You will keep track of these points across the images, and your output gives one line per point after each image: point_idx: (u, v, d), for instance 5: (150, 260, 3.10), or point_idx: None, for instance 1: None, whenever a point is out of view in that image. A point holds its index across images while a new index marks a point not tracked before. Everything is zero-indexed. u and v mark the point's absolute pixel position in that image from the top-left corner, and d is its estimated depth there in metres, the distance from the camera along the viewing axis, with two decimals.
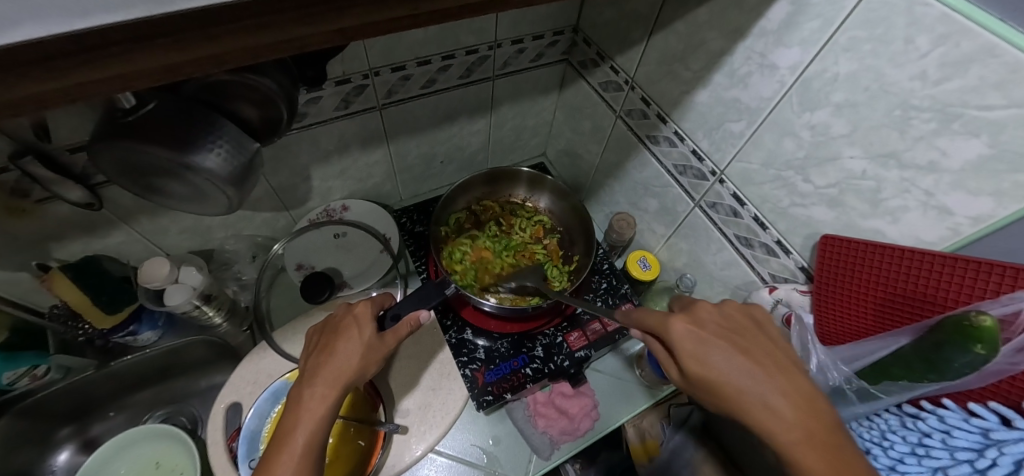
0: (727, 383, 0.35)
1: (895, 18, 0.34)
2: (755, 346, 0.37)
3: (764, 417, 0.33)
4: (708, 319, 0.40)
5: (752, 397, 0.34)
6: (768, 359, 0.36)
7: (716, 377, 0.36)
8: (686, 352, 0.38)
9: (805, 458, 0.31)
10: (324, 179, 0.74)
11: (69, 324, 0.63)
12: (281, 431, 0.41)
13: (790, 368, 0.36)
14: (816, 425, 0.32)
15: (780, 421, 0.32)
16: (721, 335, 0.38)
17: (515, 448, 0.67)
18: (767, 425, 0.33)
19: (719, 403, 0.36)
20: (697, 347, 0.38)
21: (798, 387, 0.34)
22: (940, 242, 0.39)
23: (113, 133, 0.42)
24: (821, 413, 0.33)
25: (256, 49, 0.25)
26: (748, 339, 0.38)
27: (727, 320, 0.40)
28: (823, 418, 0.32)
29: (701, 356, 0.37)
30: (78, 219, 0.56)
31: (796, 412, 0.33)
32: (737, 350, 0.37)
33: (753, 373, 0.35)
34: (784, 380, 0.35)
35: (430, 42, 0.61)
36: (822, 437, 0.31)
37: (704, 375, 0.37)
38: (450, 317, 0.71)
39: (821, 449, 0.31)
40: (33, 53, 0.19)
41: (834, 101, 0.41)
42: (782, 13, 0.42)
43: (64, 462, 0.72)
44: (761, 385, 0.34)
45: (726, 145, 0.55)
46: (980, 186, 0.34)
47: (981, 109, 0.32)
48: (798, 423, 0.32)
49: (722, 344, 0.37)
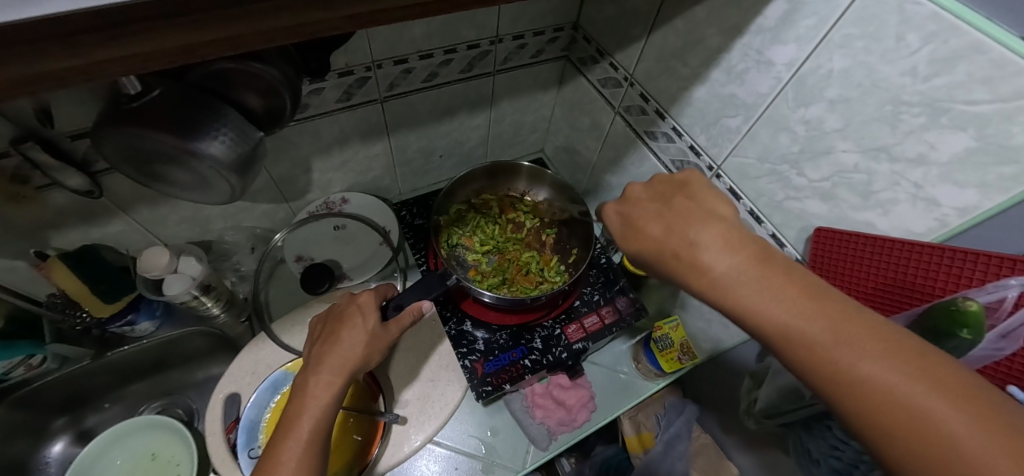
0: (655, 255, 0.34)
1: (887, 17, 0.36)
2: (680, 209, 0.34)
3: (689, 270, 0.31)
4: (637, 205, 0.37)
5: (676, 254, 0.32)
6: (688, 211, 0.34)
7: (647, 249, 0.35)
8: (623, 241, 0.38)
9: (735, 296, 0.28)
10: (324, 171, 0.74)
11: (67, 312, 0.62)
12: (288, 416, 0.42)
13: (719, 215, 0.33)
14: (745, 259, 0.29)
15: (706, 265, 0.30)
16: (648, 210, 0.36)
17: (513, 439, 0.67)
18: (692, 278, 0.31)
19: (655, 273, 0.35)
20: (629, 236, 0.37)
21: (724, 230, 0.31)
22: (928, 233, 0.40)
23: (117, 118, 0.42)
24: (750, 243, 0.30)
25: (273, 32, 0.25)
26: (678, 202, 0.35)
27: (654, 195, 0.37)
28: (757, 247, 0.29)
29: (635, 237, 0.36)
30: (77, 207, 0.55)
31: (723, 257, 0.30)
32: (664, 218, 0.35)
33: (677, 230, 0.33)
34: (710, 222, 0.32)
35: (433, 35, 0.61)
36: (752, 271, 0.28)
37: (639, 253, 0.36)
38: (450, 308, 0.71)
39: (758, 277, 0.28)
40: (58, 29, 0.20)
41: (827, 97, 0.43)
42: (779, 10, 0.44)
43: (59, 454, 0.72)
44: (684, 240, 0.32)
45: (723, 140, 0.57)
46: (967, 179, 0.35)
47: (967, 104, 0.33)
48: (725, 262, 0.29)
49: (653, 217, 0.36)
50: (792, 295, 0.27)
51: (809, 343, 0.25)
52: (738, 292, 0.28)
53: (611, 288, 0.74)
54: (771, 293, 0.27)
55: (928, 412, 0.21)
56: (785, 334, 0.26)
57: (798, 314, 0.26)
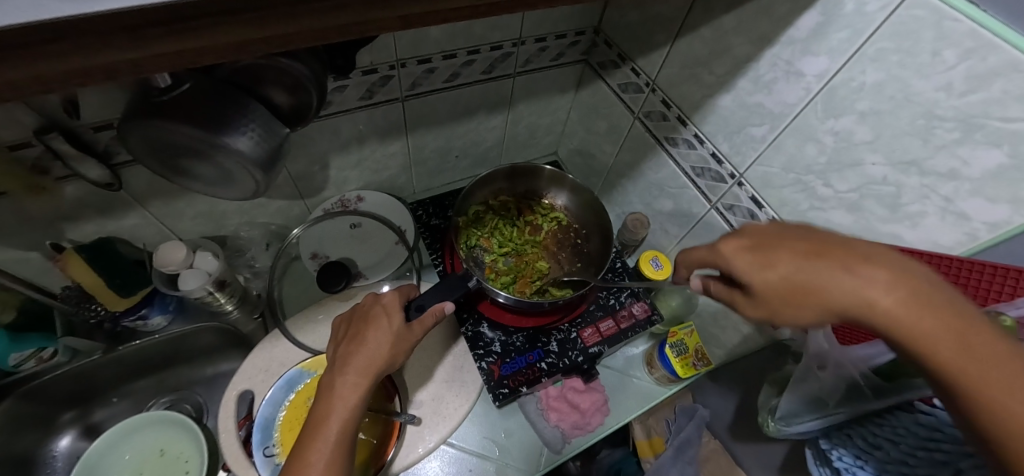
0: (806, 282, 0.30)
1: (923, 32, 0.36)
2: (826, 238, 0.32)
3: (860, 295, 0.28)
4: (771, 234, 0.33)
5: (846, 287, 0.28)
6: (841, 242, 0.31)
7: (797, 278, 0.30)
8: (756, 264, 0.32)
9: (924, 329, 0.26)
10: (342, 169, 0.74)
11: (81, 305, 0.61)
12: (315, 415, 0.42)
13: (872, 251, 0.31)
14: (928, 303, 0.26)
15: (886, 302, 0.27)
16: (790, 240, 0.32)
17: (526, 441, 0.67)
18: (864, 304, 0.28)
19: (805, 307, 0.30)
20: (765, 258, 0.32)
21: (892, 264, 0.29)
22: (957, 246, 0.41)
23: (147, 111, 0.42)
24: (928, 286, 0.27)
25: (331, 28, 0.25)
26: (829, 236, 0.31)
27: (790, 227, 0.33)
28: (943, 296, 0.27)
29: (769, 262, 0.32)
30: (96, 199, 0.55)
31: (900, 288, 0.27)
32: (816, 247, 0.31)
33: (841, 262, 0.29)
34: (879, 258, 0.29)
35: (458, 36, 0.61)
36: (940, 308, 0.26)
37: (780, 282, 0.31)
38: (466, 310, 0.70)
39: (950, 324, 0.26)
40: (126, 21, 0.19)
41: (858, 109, 0.43)
42: (811, 22, 0.44)
43: (65, 448, 0.71)
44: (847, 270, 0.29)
45: (747, 149, 0.57)
46: (998, 194, 0.36)
47: (1002, 121, 0.34)
48: (905, 301, 0.27)
49: (797, 245, 0.31)
50: (991, 353, 0.24)
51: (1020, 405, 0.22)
52: (925, 334, 0.26)
53: (627, 292, 0.74)
54: (970, 344, 0.25)
55: None
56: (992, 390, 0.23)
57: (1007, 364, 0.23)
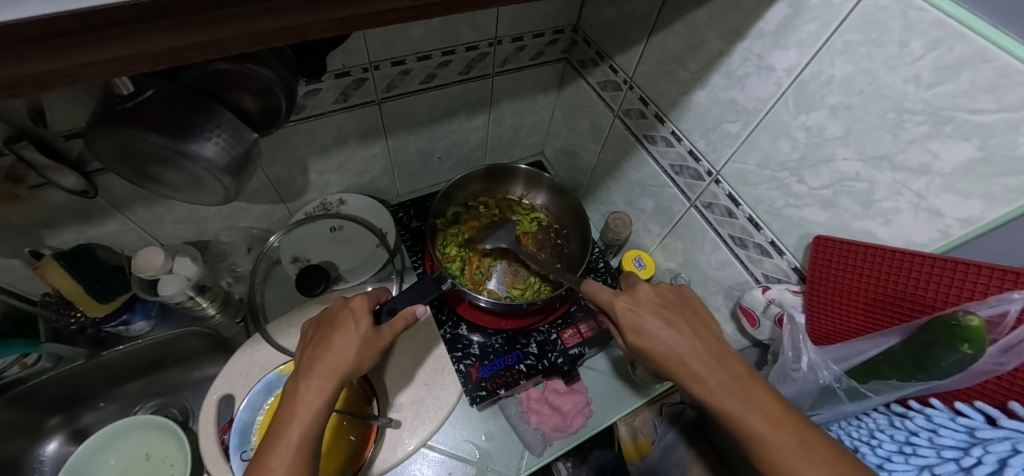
0: (662, 352, 0.41)
1: (890, 22, 0.35)
2: (682, 317, 0.43)
3: (688, 371, 0.39)
4: (645, 299, 0.44)
5: (680, 361, 0.40)
6: (693, 325, 0.42)
7: (652, 343, 0.42)
8: (627, 327, 0.44)
9: (724, 399, 0.37)
10: (322, 172, 0.74)
11: (62, 311, 0.63)
12: (279, 421, 0.41)
13: (712, 332, 0.42)
14: (731, 376, 0.38)
15: (702, 371, 0.39)
16: (657, 310, 0.43)
17: (508, 444, 0.67)
18: (691, 377, 0.39)
19: (656, 367, 0.42)
20: (636, 323, 0.43)
21: (716, 347, 0.40)
22: (929, 244, 0.39)
23: (109, 119, 0.42)
24: (733, 364, 0.39)
25: (261, 34, 0.25)
26: (683, 313, 0.43)
27: (662, 297, 0.45)
28: (744, 372, 0.38)
29: (642, 331, 0.43)
30: (72, 206, 0.55)
31: (715, 363, 0.39)
32: (670, 322, 0.42)
33: (685, 340, 0.41)
34: (706, 340, 0.41)
35: (431, 37, 0.61)
36: (737, 383, 0.37)
37: (642, 343, 0.43)
38: (445, 312, 0.72)
39: (739, 390, 0.37)
40: (36, 32, 0.19)
41: (829, 104, 0.42)
42: (780, 15, 0.43)
43: (53, 452, 0.72)
44: (688, 349, 0.40)
45: (723, 146, 0.56)
46: (970, 189, 0.35)
47: (972, 113, 0.32)
48: (713, 374, 0.38)
49: (657, 314, 0.43)
50: (762, 410, 0.36)
51: (767, 449, 0.34)
52: (724, 398, 0.37)
53: None
54: (748, 406, 0.36)
55: None
56: (754, 436, 0.35)
57: (769, 424, 0.35)
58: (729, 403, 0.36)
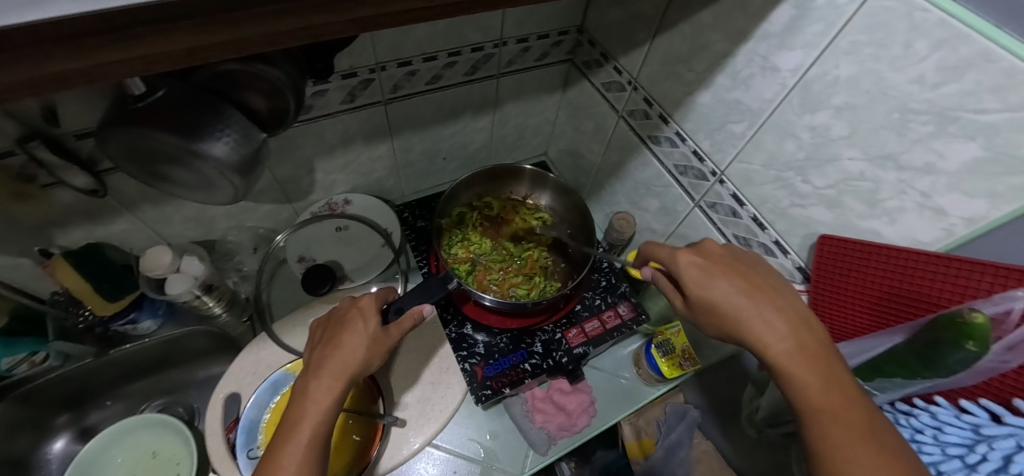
0: (727, 305, 0.41)
1: (895, 23, 0.35)
2: (758, 277, 0.42)
3: (754, 327, 0.39)
4: (716, 256, 0.44)
5: (748, 316, 0.40)
6: (768, 286, 0.41)
7: (717, 299, 0.41)
8: (691, 280, 0.43)
9: (793, 364, 0.36)
10: (328, 172, 0.74)
11: (70, 310, 0.63)
12: (289, 419, 0.42)
13: (788, 296, 0.41)
14: (808, 345, 0.37)
15: (773, 333, 0.38)
16: (728, 268, 0.43)
17: (513, 443, 0.67)
18: (755, 333, 0.39)
19: (715, 320, 0.42)
20: (702, 276, 0.43)
21: (792, 314, 0.39)
22: (934, 242, 0.40)
23: (122, 118, 0.42)
24: (814, 332, 0.38)
25: (278, 34, 0.25)
26: (755, 274, 0.43)
27: (733, 257, 0.44)
28: (817, 342, 0.37)
29: (709, 285, 0.42)
30: (82, 206, 0.56)
31: (790, 328, 0.38)
32: (741, 280, 0.42)
33: (753, 299, 0.40)
34: (782, 302, 0.40)
35: (437, 37, 0.61)
36: (812, 352, 0.37)
37: (704, 295, 0.42)
38: (451, 311, 0.71)
39: (814, 361, 0.36)
40: (60, 32, 0.19)
41: (834, 104, 0.42)
42: (785, 16, 0.43)
43: (60, 450, 0.72)
44: (759, 306, 0.40)
45: (727, 146, 0.56)
46: (975, 188, 0.35)
47: (976, 113, 0.33)
48: (790, 338, 0.38)
49: (728, 271, 0.42)
50: (836, 384, 0.35)
51: (822, 420, 0.34)
52: (795, 363, 0.36)
53: (613, 293, 0.74)
54: (819, 378, 0.35)
55: None
56: (816, 405, 0.34)
57: (838, 397, 0.34)
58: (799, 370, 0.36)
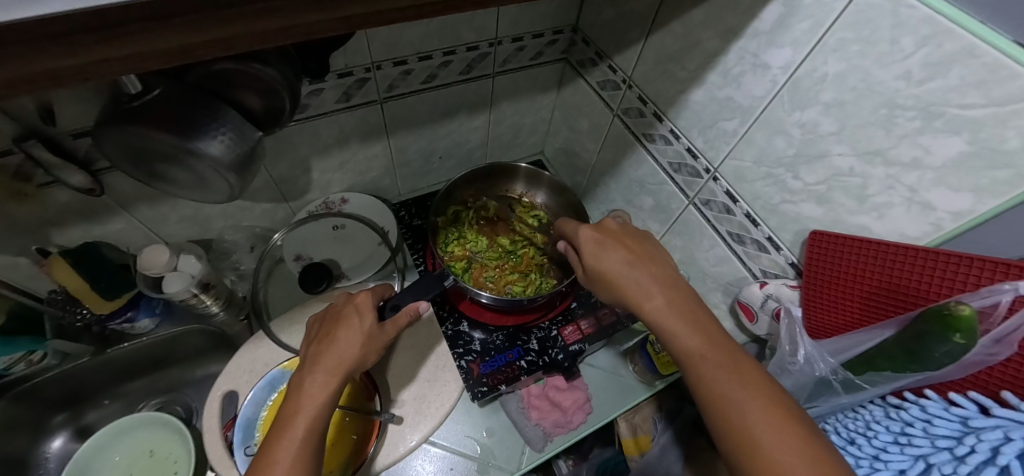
0: (616, 273, 0.47)
1: (881, 20, 0.36)
2: (636, 246, 0.48)
3: (635, 288, 0.45)
4: (607, 232, 0.50)
5: (629, 279, 0.46)
6: (647, 255, 0.48)
7: (606, 268, 0.47)
8: (589, 256, 0.49)
9: (664, 315, 0.42)
10: (324, 171, 0.74)
11: (68, 308, 0.63)
12: (284, 414, 0.42)
13: (663, 261, 0.48)
14: (673, 297, 0.44)
15: (648, 291, 0.44)
16: (612, 241, 0.49)
17: (509, 440, 0.67)
18: (636, 294, 0.45)
19: (607, 288, 0.48)
20: (596, 252, 0.49)
21: (665, 274, 0.46)
22: (922, 237, 0.40)
23: (118, 117, 0.43)
24: (677, 286, 0.45)
25: (268, 32, 0.26)
26: (636, 244, 0.49)
27: (622, 232, 0.50)
28: (684, 296, 0.44)
29: (601, 257, 0.48)
30: (79, 205, 0.56)
31: (661, 287, 0.45)
32: (626, 250, 0.48)
33: (636, 265, 0.46)
34: (655, 265, 0.47)
35: (432, 37, 0.62)
36: (679, 303, 0.43)
37: (599, 268, 0.48)
38: (447, 308, 0.72)
39: (681, 311, 0.42)
40: (55, 29, 0.20)
41: (823, 100, 0.43)
42: (774, 14, 0.44)
43: (58, 449, 0.73)
44: (639, 271, 0.46)
45: (720, 143, 0.57)
46: (961, 183, 0.35)
47: (961, 108, 0.33)
48: (660, 295, 0.44)
49: (613, 244, 0.49)
50: (697, 326, 0.41)
51: (694, 361, 0.39)
52: (666, 313, 0.43)
53: None
54: (685, 324, 0.42)
55: (753, 422, 0.34)
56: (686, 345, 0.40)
57: (701, 338, 0.40)
58: (669, 319, 0.42)
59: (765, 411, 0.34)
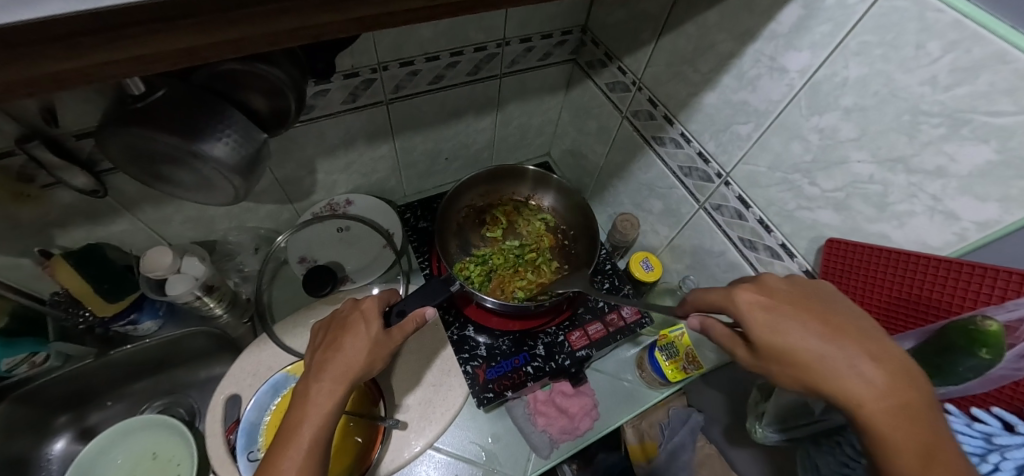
0: (811, 357, 0.32)
1: (906, 24, 0.34)
2: (840, 316, 0.33)
3: (855, 388, 0.30)
4: (780, 291, 0.36)
5: (846, 373, 0.30)
6: (859, 330, 0.32)
7: (797, 347, 0.32)
8: (758, 323, 0.34)
9: (907, 442, 0.28)
10: (329, 172, 0.74)
11: (70, 310, 0.63)
12: (289, 422, 0.41)
13: (885, 342, 0.32)
14: (918, 413, 0.28)
15: (883, 403, 0.29)
16: (799, 305, 0.34)
17: (515, 447, 0.67)
18: (858, 398, 0.29)
19: (795, 377, 0.33)
20: (771, 319, 0.34)
21: (899, 369, 0.30)
22: (945, 247, 0.39)
23: (121, 119, 0.42)
24: (922, 393, 0.29)
25: (277, 34, 0.25)
26: (836, 312, 0.34)
27: (802, 291, 0.36)
28: (938, 414, 0.28)
29: (780, 329, 0.33)
30: (82, 206, 0.55)
31: (899, 393, 0.29)
32: (823, 322, 0.33)
33: (850, 350, 0.31)
34: (879, 349, 0.31)
35: (440, 37, 0.61)
36: (930, 426, 0.28)
37: (777, 344, 0.33)
38: (452, 313, 0.70)
39: (935, 440, 0.27)
40: (55, 31, 0.19)
41: (843, 105, 0.41)
42: (793, 16, 0.42)
43: (61, 451, 0.72)
44: (857, 359, 0.30)
45: (733, 148, 0.55)
46: (988, 192, 0.34)
47: (989, 115, 0.32)
48: (896, 406, 0.29)
49: (801, 311, 0.34)
50: (959, 469, 0.26)
51: None
52: (901, 437, 0.28)
53: (616, 295, 0.73)
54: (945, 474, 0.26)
55: None
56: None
57: None
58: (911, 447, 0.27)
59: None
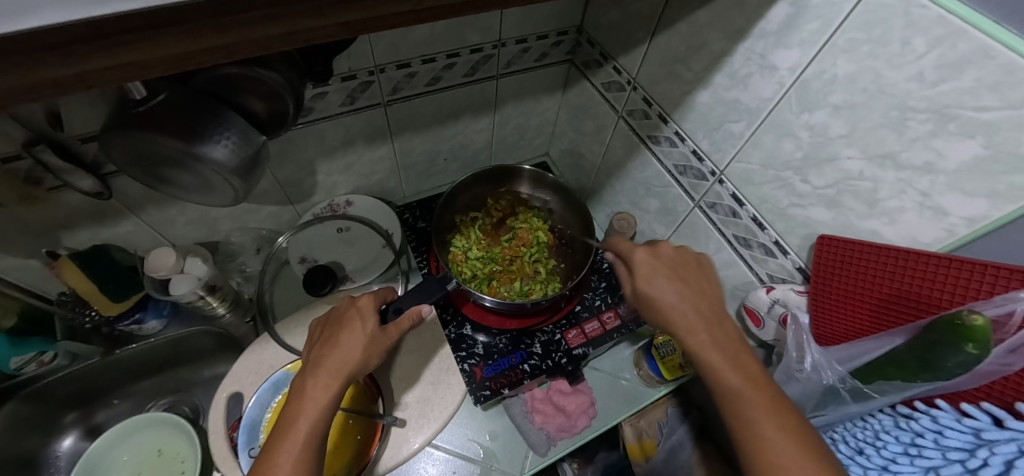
0: (664, 302, 0.44)
1: (893, 20, 0.35)
2: (693, 278, 0.46)
3: (684, 320, 0.42)
4: (664, 254, 0.48)
5: (679, 310, 0.43)
6: (704, 291, 0.45)
7: (656, 295, 0.45)
8: (640, 275, 0.47)
9: (711, 355, 0.39)
10: (329, 173, 0.75)
11: (76, 310, 0.64)
12: (284, 418, 0.42)
13: (719, 301, 0.44)
14: (725, 342, 0.40)
15: (697, 328, 0.42)
16: (670, 268, 0.46)
17: (512, 443, 0.67)
18: (686, 326, 0.42)
19: (655, 317, 0.45)
20: (649, 272, 0.47)
21: (720, 315, 0.43)
22: (935, 243, 0.39)
23: (123, 122, 0.43)
24: (733, 331, 0.41)
25: (266, 40, 0.25)
26: (692, 276, 0.46)
27: (680, 258, 0.47)
28: (735, 340, 0.40)
29: (651, 281, 0.46)
30: (88, 208, 0.57)
31: (709, 326, 0.42)
32: (680, 279, 0.45)
33: (689, 298, 0.44)
34: (710, 303, 0.44)
35: (436, 40, 0.62)
36: (728, 347, 0.40)
37: (646, 291, 0.46)
38: (450, 312, 0.71)
39: (732, 357, 0.39)
40: (49, 39, 0.20)
41: (832, 102, 0.42)
42: (782, 14, 0.43)
43: (68, 448, 0.74)
44: (692, 305, 0.43)
45: (727, 145, 0.56)
46: (975, 188, 0.34)
47: (975, 110, 0.32)
48: (708, 333, 0.41)
49: (669, 271, 0.46)
50: (749, 373, 0.37)
51: (740, 407, 0.35)
52: (711, 352, 0.39)
53: (614, 293, 0.74)
54: (728, 360, 0.38)
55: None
56: (727, 387, 0.37)
57: (749, 385, 0.36)
58: (715, 358, 0.39)
59: (793, 441, 0.32)
